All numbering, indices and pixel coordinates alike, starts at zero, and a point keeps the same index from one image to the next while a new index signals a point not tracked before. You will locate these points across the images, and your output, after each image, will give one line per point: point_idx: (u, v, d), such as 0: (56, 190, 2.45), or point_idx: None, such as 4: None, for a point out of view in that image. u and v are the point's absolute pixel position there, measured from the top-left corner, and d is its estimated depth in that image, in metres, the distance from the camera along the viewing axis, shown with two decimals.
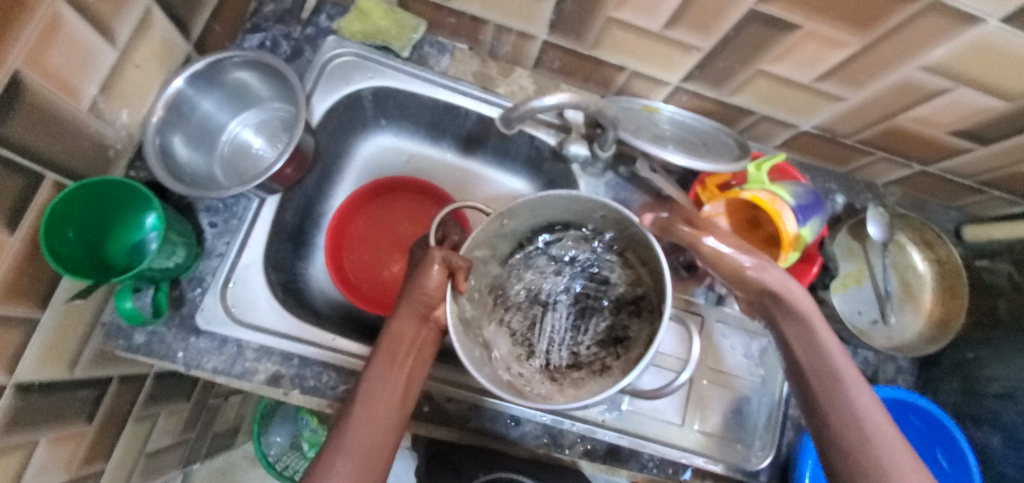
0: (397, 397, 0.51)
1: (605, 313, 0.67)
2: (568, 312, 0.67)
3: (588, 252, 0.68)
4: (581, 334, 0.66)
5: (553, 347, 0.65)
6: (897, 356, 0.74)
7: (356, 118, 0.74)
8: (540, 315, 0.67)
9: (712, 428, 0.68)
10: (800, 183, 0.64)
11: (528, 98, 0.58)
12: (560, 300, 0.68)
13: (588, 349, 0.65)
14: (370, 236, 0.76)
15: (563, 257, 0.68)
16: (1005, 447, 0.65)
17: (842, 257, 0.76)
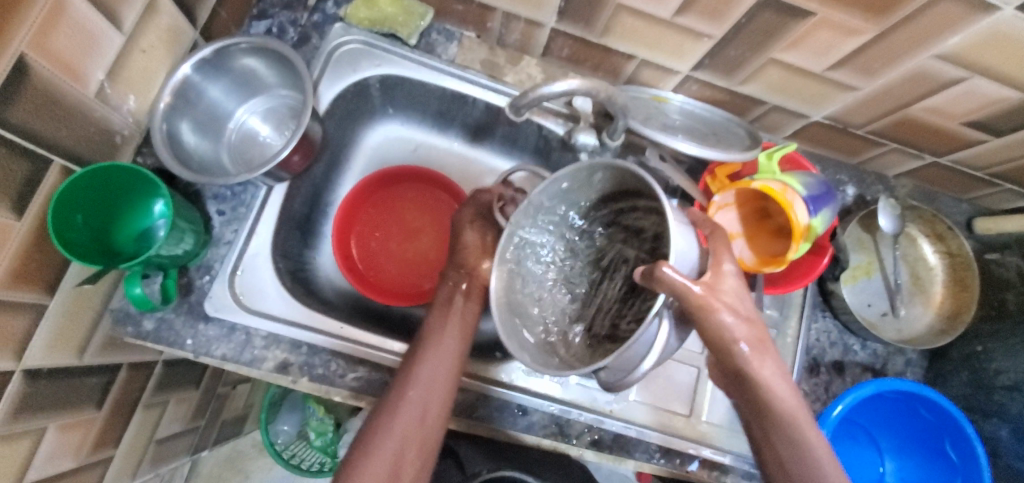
0: (455, 337, 0.60)
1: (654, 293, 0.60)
2: (623, 283, 0.63)
3: (655, 223, 0.59)
4: (626, 309, 0.61)
5: (600, 315, 0.62)
6: (907, 349, 0.73)
7: (363, 107, 0.73)
8: (597, 281, 0.65)
9: (719, 420, 0.68)
10: (812, 174, 0.64)
11: (537, 85, 0.57)
12: (620, 268, 0.64)
13: (627, 325, 0.59)
14: (380, 223, 0.76)
15: (632, 227, 0.62)
16: (1013, 439, 0.65)
17: (853, 249, 0.75)
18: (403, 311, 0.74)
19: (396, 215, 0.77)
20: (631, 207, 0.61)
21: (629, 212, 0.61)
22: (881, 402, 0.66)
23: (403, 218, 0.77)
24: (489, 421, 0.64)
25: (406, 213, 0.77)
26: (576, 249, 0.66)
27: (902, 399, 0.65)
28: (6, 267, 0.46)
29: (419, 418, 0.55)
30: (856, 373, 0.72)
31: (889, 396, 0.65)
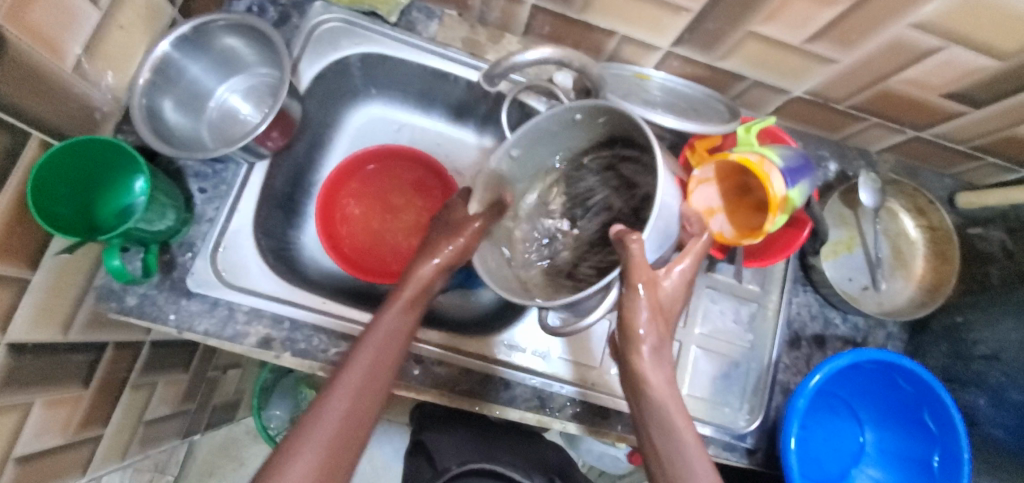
0: (404, 334, 0.57)
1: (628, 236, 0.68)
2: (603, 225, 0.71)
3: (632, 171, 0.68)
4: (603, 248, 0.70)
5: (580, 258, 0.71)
6: (887, 323, 0.74)
7: (345, 86, 0.73)
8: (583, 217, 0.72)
9: (700, 393, 0.69)
10: (790, 147, 0.64)
11: (510, 54, 0.57)
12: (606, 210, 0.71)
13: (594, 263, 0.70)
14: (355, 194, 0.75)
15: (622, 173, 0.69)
16: (991, 407, 0.66)
17: (834, 224, 0.76)
18: (388, 289, 0.75)
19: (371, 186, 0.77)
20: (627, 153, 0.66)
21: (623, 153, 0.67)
22: (860, 373, 0.67)
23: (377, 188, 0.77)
24: (471, 395, 0.64)
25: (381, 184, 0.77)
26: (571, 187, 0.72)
27: (880, 370, 0.66)
28: None
29: (354, 408, 0.53)
30: (836, 346, 0.73)
31: (867, 367, 0.66)
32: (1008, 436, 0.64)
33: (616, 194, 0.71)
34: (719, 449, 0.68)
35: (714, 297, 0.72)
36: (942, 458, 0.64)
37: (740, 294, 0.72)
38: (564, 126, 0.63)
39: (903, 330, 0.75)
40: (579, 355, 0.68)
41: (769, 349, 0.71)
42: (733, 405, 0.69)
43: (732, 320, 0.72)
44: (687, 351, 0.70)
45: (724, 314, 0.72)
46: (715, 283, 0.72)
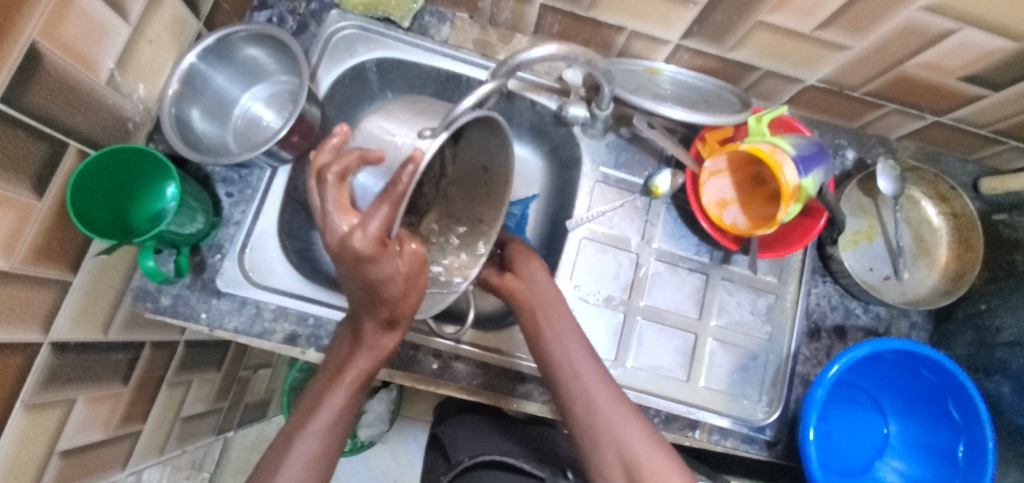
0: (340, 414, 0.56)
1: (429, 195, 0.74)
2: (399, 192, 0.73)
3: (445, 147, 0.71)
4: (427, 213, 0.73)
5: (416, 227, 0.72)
6: (910, 312, 0.73)
7: (362, 91, 0.76)
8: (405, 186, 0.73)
9: (718, 385, 0.69)
10: (804, 136, 0.64)
11: (517, 52, 0.59)
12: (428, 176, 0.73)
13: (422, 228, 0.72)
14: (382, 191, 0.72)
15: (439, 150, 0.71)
16: (1014, 395, 0.64)
17: (852, 213, 0.75)
18: None
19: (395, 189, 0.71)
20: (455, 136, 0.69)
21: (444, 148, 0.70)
22: (880, 363, 0.67)
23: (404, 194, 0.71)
24: (488, 389, 0.66)
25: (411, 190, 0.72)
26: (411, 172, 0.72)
27: (902, 359, 0.66)
28: (28, 244, 0.50)
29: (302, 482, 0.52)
30: (857, 337, 0.72)
31: (888, 358, 0.66)
32: None
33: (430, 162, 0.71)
34: (738, 441, 0.68)
35: (730, 289, 0.72)
36: (967, 448, 0.63)
37: (757, 286, 0.72)
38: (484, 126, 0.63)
39: (927, 319, 0.74)
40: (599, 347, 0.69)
41: (788, 341, 0.71)
42: (751, 397, 0.69)
43: (749, 312, 0.72)
44: (703, 343, 0.70)
45: (741, 305, 0.72)
46: (731, 276, 0.72)
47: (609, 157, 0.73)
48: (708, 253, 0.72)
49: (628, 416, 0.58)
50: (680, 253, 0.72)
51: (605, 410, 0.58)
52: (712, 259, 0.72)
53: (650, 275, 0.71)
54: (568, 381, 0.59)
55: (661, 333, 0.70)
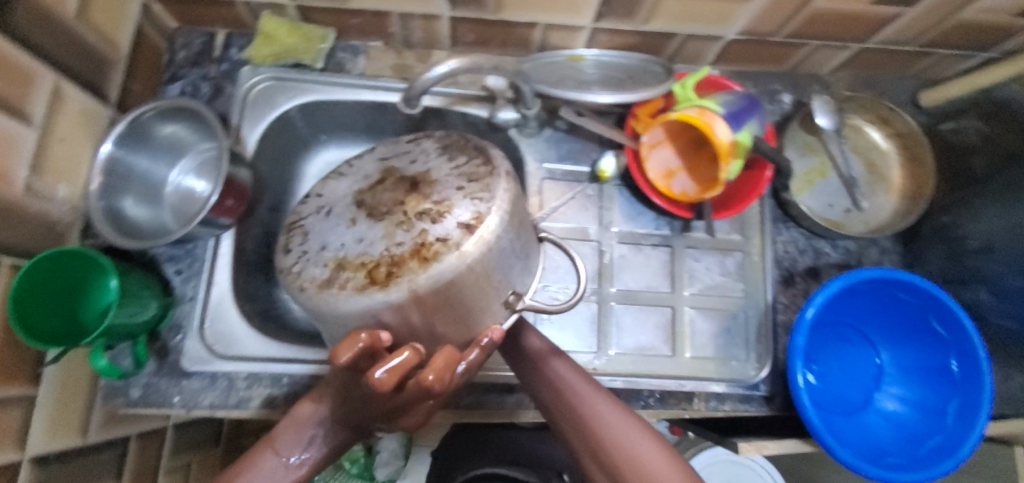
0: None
1: None
2: None
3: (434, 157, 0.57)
4: None
5: None
6: (878, 239, 0.73)
7: (294, 140, 0.75)
8: None
9: (704, 353, 0.69)
10: (731, 92, 0.64)
11: (422, 73, 0.58)
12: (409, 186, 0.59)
13: None
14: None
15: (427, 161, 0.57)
16: (995, 299, 0.64)
17: (801, 154, 0.76)
18: None
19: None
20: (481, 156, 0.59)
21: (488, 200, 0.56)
22: (858, 296, 0.67)
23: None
24: (479, 407, 0.65)
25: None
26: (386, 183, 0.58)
27: (878, 288, 0.66)
28: None
29: None
30: (831, 274, 0.72)
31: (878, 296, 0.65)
32: (1017, 324, 0.62)
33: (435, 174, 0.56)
34: (735, 403, 0.68)
35: (696, 255, 0.72)
36: (960, 361, 0.63)
37: (721, 247, 0.72)
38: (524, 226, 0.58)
39: (896, 242, 0.74)
40: (582, 341, 0.68)
41: (763, 294, 0.71)
42: (739, 357, 0.69)
43: (719, 274, 0.71)
44: (681, 315, 0.70)
45: (710, 269, 0.71)
46: (695, 242, 0.72)
47: (551, 152, 0.72)
48: (666, 224, 0.72)
49: (606, 400, 0.47)
50: (641, 231, 0.72)
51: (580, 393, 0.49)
52: (672, 230, 0.72)
53: (616, 260, 0.71)
54: (549, 379, 0.52)
55: (637, 314, 0.69)
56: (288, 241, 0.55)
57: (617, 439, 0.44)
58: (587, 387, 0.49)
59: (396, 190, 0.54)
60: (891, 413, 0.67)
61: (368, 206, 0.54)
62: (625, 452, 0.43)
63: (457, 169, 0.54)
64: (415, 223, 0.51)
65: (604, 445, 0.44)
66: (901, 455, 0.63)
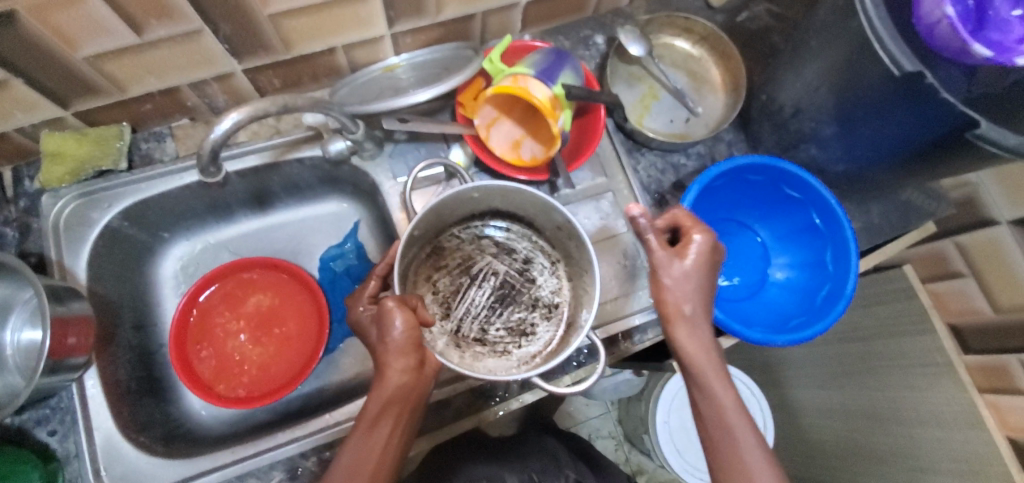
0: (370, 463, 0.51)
1: (521, 305, 0.68)
2: (490, 292, 0.68)
3: (520, 244, 0.69)
4: (495, 314, 0.68)
5: (468, 318, 0.67)
6: (720, 135, 0.79)
7: (135, 248, 0.70)
8: (466, 285, 0.68)
9: (612, 295, 0.71)
10: (538, 52, 0.66)
11: (209, 133, 0.54)
12: (489, 278, 0.69)
13: (496, 330, 0.67)
14: (223, 314, 0.72)
15: (502, 243, 0.69)
16: (823, 152, 0.70)
17: (630, 85, 0.80)
18: (301, 396, 0.72)
19: (244, 303, 0.73)
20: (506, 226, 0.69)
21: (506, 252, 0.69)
22: (718, 193, 0.72)
23: (249, 305, 0.73)
24: (422, 432, 0.64)
25: (259, 299, 0.73)
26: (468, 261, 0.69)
27: (730, 179, 0.70)
28: None
29: None
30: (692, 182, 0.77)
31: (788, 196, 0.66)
32: (848, 166, 0.69)
33: (499, 258, 0.69)
34: (656, 328, 0.71)
35: (572, 209, 0.73)
36: (821, 215, 0.69)
37: (591, 194, 0.74)
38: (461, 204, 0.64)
39: (737, 132, 0.80)
40: None
41: None
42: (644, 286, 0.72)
43: (600, 218, 0.73)
44: None
45: (589, 217, 0.73)
46: (568, 198, 0.73)
47: (401, 165, 0.71)
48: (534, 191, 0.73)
49: (727, 391, 0.57)
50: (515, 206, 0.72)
51: (712, 371, 0.57)
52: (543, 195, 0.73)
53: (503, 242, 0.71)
54: (688, 344, 0.58)
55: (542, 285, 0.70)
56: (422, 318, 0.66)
57: (727, 417, 0.56)
58: (711, 367, 0.57)
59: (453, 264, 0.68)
60: (784, 280, 0.73)
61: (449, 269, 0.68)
62: (719, 432, 0.56)
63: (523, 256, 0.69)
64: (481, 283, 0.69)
65: (708, 421, 0.57)
66: (802, 313, 0.68)
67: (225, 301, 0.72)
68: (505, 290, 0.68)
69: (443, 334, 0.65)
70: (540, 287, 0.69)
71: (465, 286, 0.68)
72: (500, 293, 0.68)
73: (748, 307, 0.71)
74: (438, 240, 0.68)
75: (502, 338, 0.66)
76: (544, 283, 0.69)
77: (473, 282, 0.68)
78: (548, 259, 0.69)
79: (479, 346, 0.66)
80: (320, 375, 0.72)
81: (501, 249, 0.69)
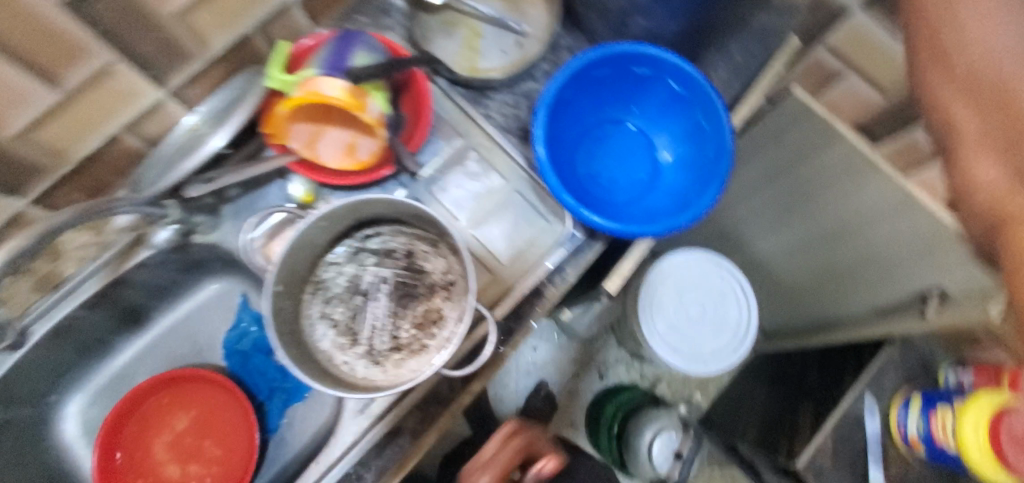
0: None
1: (422, 297, 0.64)
2: (388, 299, 0.64)
3: (397, 244, 0.65)
4: (400, 318, 0.63)
5: (376, 332, 0.63)
6: (557, 45, 0.75)
7: (25, 426, 0.65)
8: (362, 304, 0.63)
9: (516, 250, 0.68)
10: (324, 46, 0.60)
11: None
12: (381, 287, 0.64)
13: (407, 331, 0.63)
14: (144, 448, 0.67)
15: (379, 249, 0.65)
16: (655, 20, 0.66)
17: (446, 32, 0.73)
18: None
19: (160, 428, 0.68)
20: (378, 231, 0.65)
21: (387, 256, 0.64)
22: (573, 104, 0.67)
23: (167, 428, 0.68)
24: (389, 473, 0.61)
25: (174, 419, 0.68)
26: (353, 283, 0.64)
27: (578, 85, 0.66)
28: None
29: None
30: None
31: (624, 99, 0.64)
32: (683, 22, 0.66)
33: (383, 264, 0.64)
34: (574, 265, 0.68)
35: (442, 184, 0.69)
36: (677, 81, 0.66)
37: (455, 160, 0.69)
38: (316, 234, 0.59)
39: (573, 34, 0.76)
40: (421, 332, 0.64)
41: (517, 163, 0.69)
42: (544, 226, 0.68)
43: (473, 181, 0.69)
44: (472, 240, 0.68)
45: (462, 185, 0.69)
46: (433, 175, 0.69)
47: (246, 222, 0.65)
48: (396, 184, 0.68)
49: None
50: None
51: None
52: (406, 184, 0.68)
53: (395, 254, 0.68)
54: None
55: None
56: (331, 355, 0.61)
57: None
58: None
59: (340, 295, 0.63)
60: (675, 157, 0.71)
61: (339, 299, 0.63)
62: None
63: (405, 252, 0.65)
64: (376, 296, 0.64)
65: None
66: (702, 182, 0.66)
67: (139, 436, 0.67)
68: (399, 289, 0.64)
69: (358, 358, 0.62)
70: (432, 274, 0.64)
71: (362, 304, 0.64)
72: (397, 295, 0.64)
73: (652, 201, 0.69)
74: (315, 276, 0.63)
75: (416, 336, 0.62)
76: (433, 267, 0.64)
77: (366, 297, 0.64)
78: (427, 243, 0.65)
79: (398, 353, 0.62)
80: (275, 456, 0.69)
81: (382, 255, 0.64)
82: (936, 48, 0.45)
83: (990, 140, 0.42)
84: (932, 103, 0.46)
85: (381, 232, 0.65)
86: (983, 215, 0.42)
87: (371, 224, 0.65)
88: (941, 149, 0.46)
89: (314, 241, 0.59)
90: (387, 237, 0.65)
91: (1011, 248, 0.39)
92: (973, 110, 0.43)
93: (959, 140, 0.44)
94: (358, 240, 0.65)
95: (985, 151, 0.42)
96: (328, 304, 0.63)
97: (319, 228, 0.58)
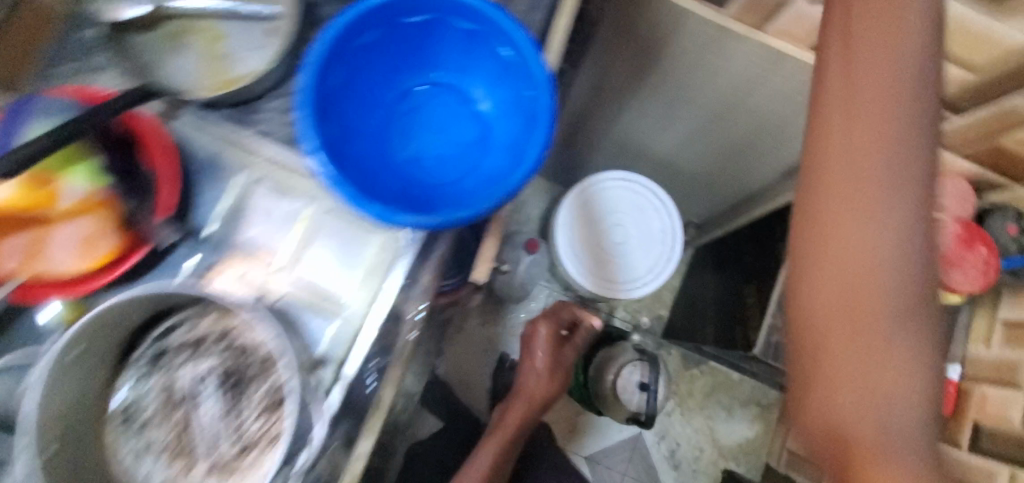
0: None
1: (256, 378, 0.52)
2: (216, 395, 0.52)
3: (207, 327, 0.52)
4: (238, 412, 0.51)
5: (215, 440, 0.51)
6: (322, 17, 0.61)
7: None
8: (188, 412, 0.51)
9: (352, 277, 0.55)
10: None
11: None
12: (204, 383, 0.52)
13: (252, 425, 0.51)
14: None
15: (188, 340, 0.52)
16: None
17: (179, 48, 0.57)
18: None
19: None
20: (181, 319, 0.52)
21: (200, 346, 0.52)
22: (348, 84, 0.54)
23: None
24: None
25: None
26: (169, 391, 0.52)
27: (346, 60, 0.52)
28: None
29: None
30: None
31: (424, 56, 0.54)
32: None
33: (198, 357, 0.52)
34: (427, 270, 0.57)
35: (239, 232, 0.56)
36: (461, 17, 0.54)
37: (242, 199, 0.56)
38: (82, 363, 0.46)
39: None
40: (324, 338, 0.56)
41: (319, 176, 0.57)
42: (376, 238, 0.56)
43: (273, 216, 0.56)
44: (297, 285, 0.55)
45: (262, 225, 0.56)
46: (225, 227, 0.56)
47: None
48: (183, 254, 0.55)
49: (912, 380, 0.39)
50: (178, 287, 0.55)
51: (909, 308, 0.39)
52: (198, 249, 0.56)
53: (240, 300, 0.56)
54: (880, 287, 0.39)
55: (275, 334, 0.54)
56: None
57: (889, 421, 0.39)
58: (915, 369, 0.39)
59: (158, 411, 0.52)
60: (494, 105, 0.60)
61: (158, 419, 0.51)
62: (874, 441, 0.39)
63: (220, 334, 0.52)
64: (201, 397, 0.51)
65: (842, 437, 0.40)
66: (527, 126, 0.55)
67: None
68: (234, 356, 0.52)
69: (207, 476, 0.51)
70: (260, 347, 0.52)
71: (187, 414, 0.51)
72: (227, 387, 0.52)
73: (485, 165, 0.58)
74: (120, 402, 0.51)
75: (263, 427, 0.51)
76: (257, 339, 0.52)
77: (189, 403, 0.51)
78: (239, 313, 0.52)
79: (249, 454, 0.51)
80: None
81: (194, 346, 0.52)
82: (848, 95, 0.41)
83: (824, 289, 0.41)
84: (806, 157, 0.43)
85: (185, 320, 0.53)
86: (801, 327, 0.42)
87: (167, 315, 0.52)
88: (793, 248, 0.43)
89: (84, 372, 0.47)
90: (192, 322, 0.52)
91: (806, 353, 0.41)
92: (834, 199, 0.41)
93: (813, 220, 0.42)
94: (157, 337, 0.52)
95: (820, 287, 0.41)
96: (145, 429, 0.51)
97: (78, 357, 0.45)
